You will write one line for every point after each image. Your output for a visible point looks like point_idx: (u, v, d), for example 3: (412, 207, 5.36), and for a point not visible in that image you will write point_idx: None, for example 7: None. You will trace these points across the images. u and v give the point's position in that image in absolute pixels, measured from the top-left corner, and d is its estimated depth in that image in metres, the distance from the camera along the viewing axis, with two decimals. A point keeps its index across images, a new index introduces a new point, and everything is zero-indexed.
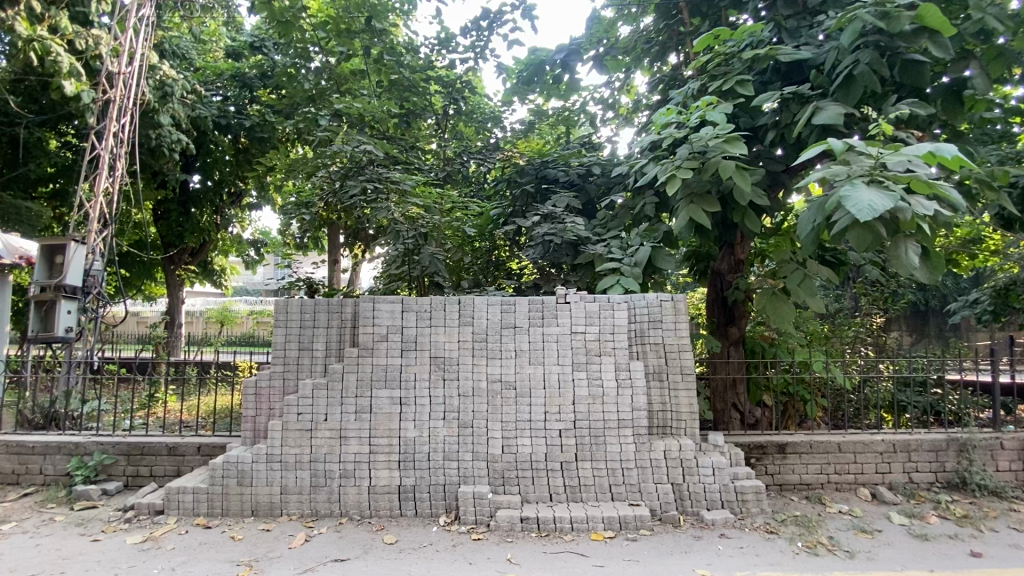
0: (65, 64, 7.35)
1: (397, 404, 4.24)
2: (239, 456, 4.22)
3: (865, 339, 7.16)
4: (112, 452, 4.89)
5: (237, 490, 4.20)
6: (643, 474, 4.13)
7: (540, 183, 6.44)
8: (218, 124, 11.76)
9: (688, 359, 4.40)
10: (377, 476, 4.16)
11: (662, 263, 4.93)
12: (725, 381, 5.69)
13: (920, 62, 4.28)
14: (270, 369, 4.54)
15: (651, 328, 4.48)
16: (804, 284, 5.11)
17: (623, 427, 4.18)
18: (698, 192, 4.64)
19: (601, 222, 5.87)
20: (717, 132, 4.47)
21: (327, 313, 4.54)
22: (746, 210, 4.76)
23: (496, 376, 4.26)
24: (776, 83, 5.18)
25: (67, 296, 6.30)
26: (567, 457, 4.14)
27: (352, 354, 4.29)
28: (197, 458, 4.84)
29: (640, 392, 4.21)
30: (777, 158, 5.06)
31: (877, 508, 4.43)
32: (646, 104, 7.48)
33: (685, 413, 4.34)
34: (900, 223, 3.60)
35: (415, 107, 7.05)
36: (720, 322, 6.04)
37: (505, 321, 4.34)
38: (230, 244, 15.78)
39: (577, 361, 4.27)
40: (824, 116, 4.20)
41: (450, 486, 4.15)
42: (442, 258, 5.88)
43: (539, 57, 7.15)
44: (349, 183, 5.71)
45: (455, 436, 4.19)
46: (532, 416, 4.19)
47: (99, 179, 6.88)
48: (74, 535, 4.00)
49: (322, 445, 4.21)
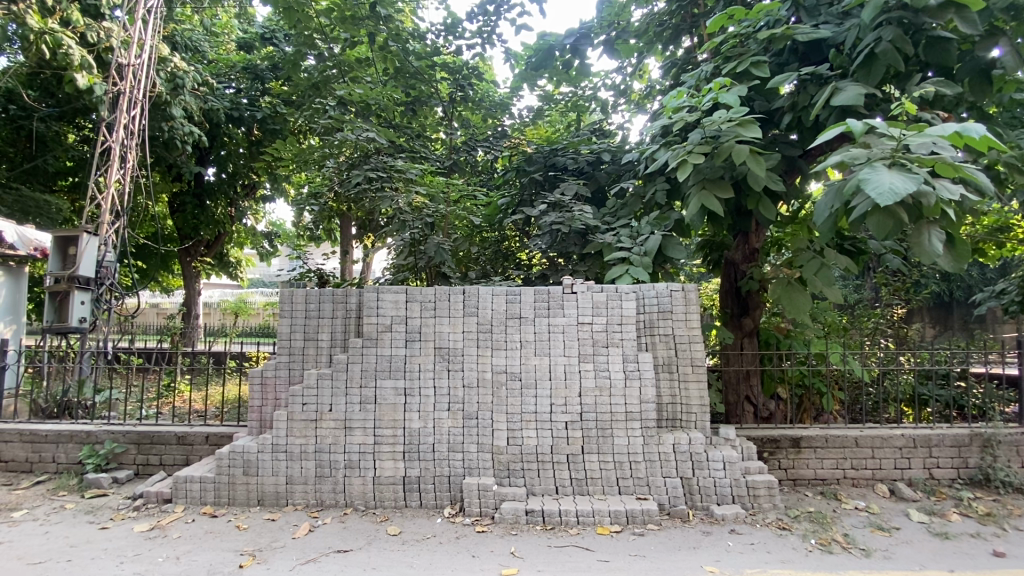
0: (77, 57, 7.47)
1: (401, 395, 4.19)
2: (245, 445, 4.22)
3: (885, 330, 6.95)
4: (123, 441, 4.94)
5: (243, 480, 4.21)
6: (652, 467, 4.04)
7: (549, 171, 6.33)
8: (231, 116, 11.81)
9: (698, 351, 4.29)
10: (382, 467, 4.14)
11: (674, 252, 4.79)
12: (738, 373, 5.55)
13: (946, 39, 4.07)
14: (276, 359, 4.53)
15: (660, 319, 4.36)
16: (821, 273, 4.94)
17: (631, 420, 4.08)
18: (710, 178, 4.49)
19: (611, 210, 5.75)
20: (730, 115, 4.31)
21: (331, 303, 4.50)
22: (761, 196, 4.60)
23: (501, 367, 4.19)
24: (794, 64, 4.98)
25: (80, 287, 6.37)
26: (574, 449, 4.06)
27: (357, 344, 4.25)
28: (205, 447, 4.87)
29: (649, 384, 4.11)
30: (794, 143, 4.88)
31: (895, 505, 4.28)
32: (659, 89, 7.30)
33: (695, 406, 4.23)
34: (924, 208, 3.43)
35: (422, 95, 6.95)
36: (734, 313, 5.88)
37: (510, 312, 4.25)
38: (245, 236, 15.94)
39: (584, 353, 4.18)
40: (844, 97, 4.02)
41: (455, 477, 4.11)
42: (448, 248, 5.84)
43: (548, 43, 7.00)
44: (354, 172, 5.66)
45: (460, 427, 4.14)
46: (538, 408, 4.12)
47: (110, 170, 6.94)
48: (84, 522, 4.05)
49: (326, 435, 4.19)
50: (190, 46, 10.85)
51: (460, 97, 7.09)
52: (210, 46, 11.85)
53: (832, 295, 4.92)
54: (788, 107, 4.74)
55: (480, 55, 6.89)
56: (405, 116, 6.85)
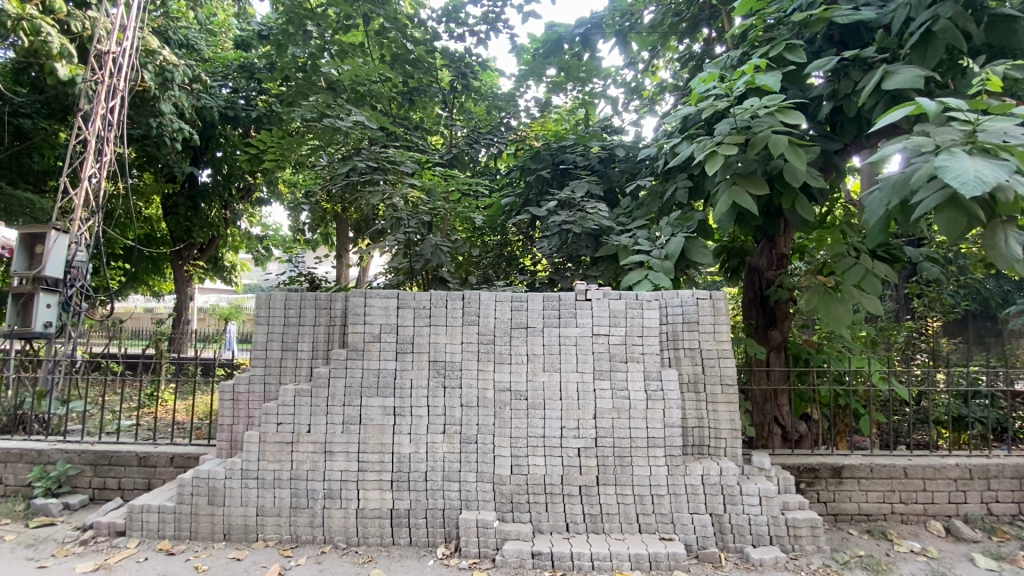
0: (56, 46, 6.96)
1: (390, 415, 3.67)
2: (210, 471, 3.68)
3: (918, 344, 6.44)
4: (78, 462, 4.41)
5: (207, 511, 3.67)
6: (677, 502, 3.51)
7: (557, 167, 5.88)
8: (225, 115, 11.37)
9: (729, 368, 3.77)
10: (367, 498, 3.60)
11: (699, 256, 4.27)
12: (765, 392, 5.03)
13: (1012, 18, 3.65)
14: (250, 371, 4.02)
15: (685, 330, 3.84)
16: (863, 281, 4.43)
17: (653, 448, 3.55)
18: (742, 173, 4.00)
19: (625, 211, 5.25)
20: (766, 102, 3.82)
21: (313, 310, 3.98)
22: (797, 194, 4.10)
23: (505, 385, 3.66)
24: (830, 51, 4.49)
25: (46, 288, 5.86)
26: (588, 480, 3.53)
27: (340, 356, 3.73)
28: (170, 470, 4.33)
29: (674, 406, 3.58)
30: (832, 136, 4.38)
31: (956, 547, 3.76)
32: (674, 86, 6.84)
33: (725, 431, 3.70)
34: (1003, 206, 2.94)
35: (421, 84, 6.44)
36: (760, 325, 5.34)
37: (515, 321, 3.73)
38: (240, 240, 15.46)
39: (599, 369, 3.65)
40: (900, 79, 3.53)
41: (451, 512, 3.57)
42: (446, 249, 5.30)
43: (557, 33, 6.48)
44: (345, 165, 5.15)
45: (457, 453, 3.61)
46: (547, 432, 3.59)
47: (85, 163, 6.46)
48: (20, 560, 3.50)
49: (303, 461, 3.66)
50: (183, 42, 10.45)
51: (461, 86, 6.61)
52: (206, 44, 11.42)
53: (871, 307, 4.45)
54: (827, 95, 4.25)
55: (483, 43, 6.42)
56: (402, 107, 6.31)
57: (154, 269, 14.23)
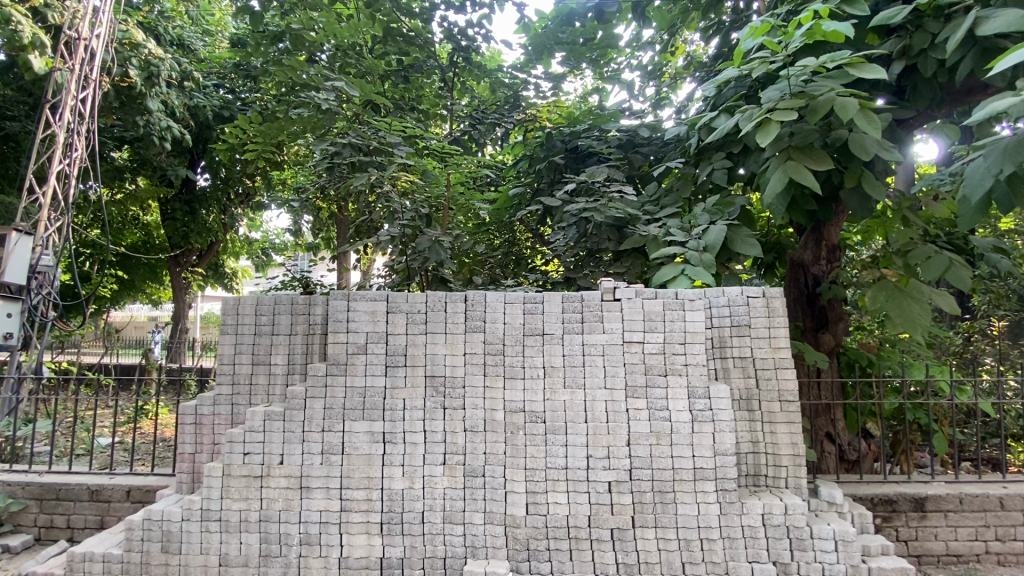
0: (28, 36, 5.85)
1: (379, 443, 3.03)
2: (165, 511, 3.06)
3: (977, 347, 5.77)
4: (21, 497, 3.82)
5: (161, 561, 3.04)
6: (731, 547, 2.86)
7: (572, 153, 5.25)
8: (220, 116, 10.79)
9: (789, 381, 3.10)
10: (352, 545, 2.97)
11: (744, 246, 3.59)
12: (816, 405, 4.34)
13: None
14: (215, 391, 3.40)
15: (735, 336, 3.16)
16: (944, 274, 3.75)
17: (702, 482, 2.88)
18: (797, 146, 3.32)
19: (651, 199, 4.60)
20: (830, 56, 3.13)
21: (290, 317, 3.36)
22: (864, 171, 3.41)
23: (518, 406, 3.01)
24: (893, 5, 3.76)
25: (6, 296, 5.21)
26: (622, 522, 2.87)
27: (319, 371, 3.09)
28: (126, 505, 3.75)
29: (727, 429, 2.91)
30: (902, 102, 3.70)
31: None
32: (698, 62, 6.24)
33: (787, 458, 3.04)
34: None
35: (417, 61, 5.83)
36: (807, 328, 4.65)
37: (529, 328, 3.08)
38: (240, 245, 14.90)
39: (633, 386, 2.98)
40: (1000, 22, 2.78)
41: (454, 561, 2.93)
42: (447, 244, 4.58)
43: (569, 7, 5.77)
44: (332, 153, 4.52)
45: (460, 490, 2.97)
46: (570, 463, 2.93)
47: (54, 159, 6.06)
48: None
49: (276, 499, 3.03)
50: (174, 39, 9.87)
51: (463, 61, 5.98)
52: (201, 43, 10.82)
53: (946, 305, 3.76)
54: (896, 53, 3.57)
55: (488, 17, 5.87)
56: (398, 88, 5.71)
57: (151, 276, 13.71)
